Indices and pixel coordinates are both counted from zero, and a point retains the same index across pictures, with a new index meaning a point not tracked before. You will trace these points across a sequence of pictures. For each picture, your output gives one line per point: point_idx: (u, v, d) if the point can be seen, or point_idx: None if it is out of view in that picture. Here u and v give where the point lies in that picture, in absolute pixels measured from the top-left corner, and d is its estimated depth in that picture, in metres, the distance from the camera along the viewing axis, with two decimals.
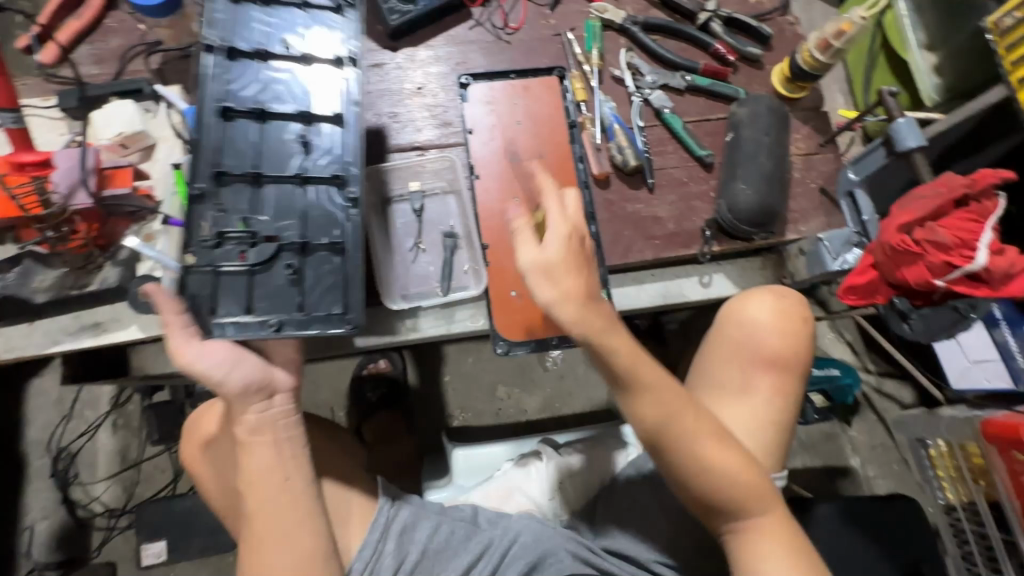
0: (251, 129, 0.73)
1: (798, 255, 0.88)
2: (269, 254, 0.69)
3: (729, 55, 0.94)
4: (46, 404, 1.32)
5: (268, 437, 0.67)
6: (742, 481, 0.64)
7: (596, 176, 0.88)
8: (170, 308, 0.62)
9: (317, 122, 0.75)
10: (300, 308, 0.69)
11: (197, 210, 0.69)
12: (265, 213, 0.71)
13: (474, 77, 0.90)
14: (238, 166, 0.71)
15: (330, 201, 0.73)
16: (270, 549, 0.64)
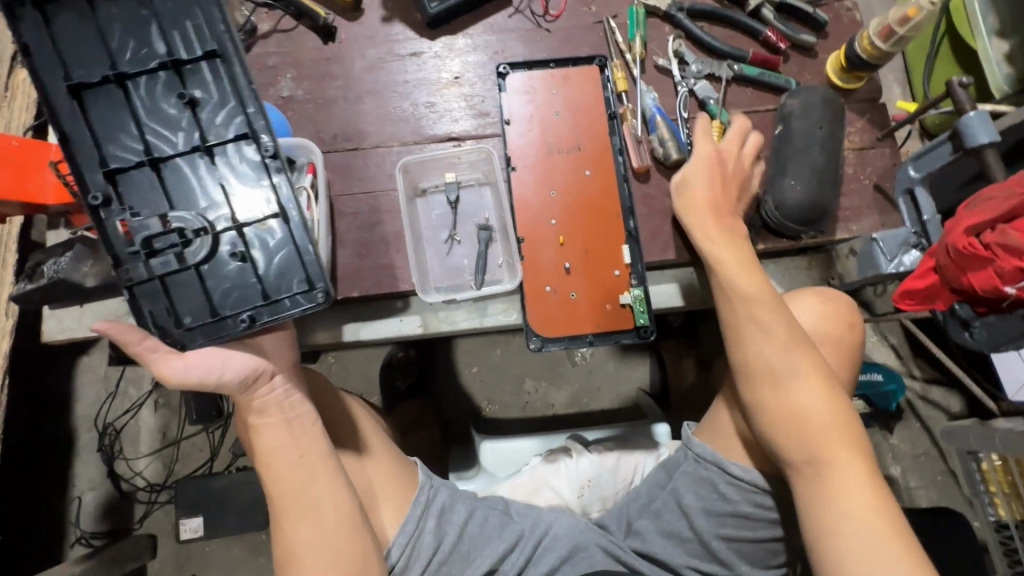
0: (121, 99, 0.61)
1: (849, 255, 0.84)
2: (207, 245, 0.61)
3: (781, 43, 0.90)
4: (92, 381, 1.37)
5: (276, 418, 0.66)
6: (828, 411, 0.66)
7: (636, 169, 0.85)
8: (130, 335, 0.55)
9: (188, 67, 0.62)
10: (261, 294, 0.62)
11: (108, 215, 0.60)
12: (183, 198, 0.62)
13: (512, 66, 0.88)
14: (133, 149, 0.61)
15: (247, 163, 0.63)
16: (303, 523, 0.65)
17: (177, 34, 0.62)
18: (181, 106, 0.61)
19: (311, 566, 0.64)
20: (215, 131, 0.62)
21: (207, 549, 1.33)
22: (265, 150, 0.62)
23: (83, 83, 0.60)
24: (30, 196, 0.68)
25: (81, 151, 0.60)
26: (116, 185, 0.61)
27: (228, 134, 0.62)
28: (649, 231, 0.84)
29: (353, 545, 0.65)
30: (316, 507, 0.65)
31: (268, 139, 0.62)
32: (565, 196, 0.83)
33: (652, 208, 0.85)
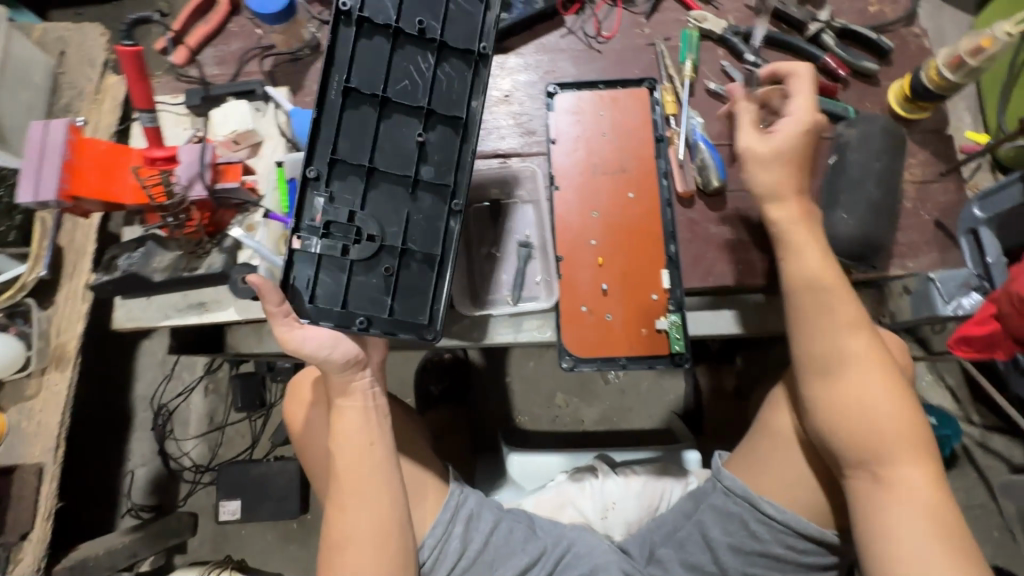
0: (369, 115, 0.70)
1: (902, 293, 0.80)
2: (372, 251, 0.70)
3: (840, 70, 0.87)
4: (151, 364, 1.47)
5: (356, 404, 0.72)
6: (899, 425, 0.64)
7: (680, 193, 0.84)
8: (273, 298, 0.64)
9: (436, 120, 0.72)
10: (389, 311, 0.71)
11: (309, 192, 0.69)
12: (369, 209, 0.71)
13: (562, 86, 0.90)
14: (355, 154, 0.70)
15: (436, 206, 0.73)
16: (351, 511, 0.70)
17: (439, 81, 0.72)
18: (416, 141, 0.71)
19: (354, 551, 0.69)
20: (425, 171, 0.72)
21: (243, 532, 1.40)
22: (451, 204, 0.72)
23: (359, 90, 0.69)
24: (110, 195, 0.74)
25: (312, 138, 0.69)
26: (330, 170, 0.70)
27: (430, 178, 0.72)
28: (690, 256, 0.83)
29: (392, 540, 0.69)
30: (365, 497, 0.70)
31: (460, 199, 0.72)
32: (608, 218, 0.84)
33: (696, 233, 0.84)
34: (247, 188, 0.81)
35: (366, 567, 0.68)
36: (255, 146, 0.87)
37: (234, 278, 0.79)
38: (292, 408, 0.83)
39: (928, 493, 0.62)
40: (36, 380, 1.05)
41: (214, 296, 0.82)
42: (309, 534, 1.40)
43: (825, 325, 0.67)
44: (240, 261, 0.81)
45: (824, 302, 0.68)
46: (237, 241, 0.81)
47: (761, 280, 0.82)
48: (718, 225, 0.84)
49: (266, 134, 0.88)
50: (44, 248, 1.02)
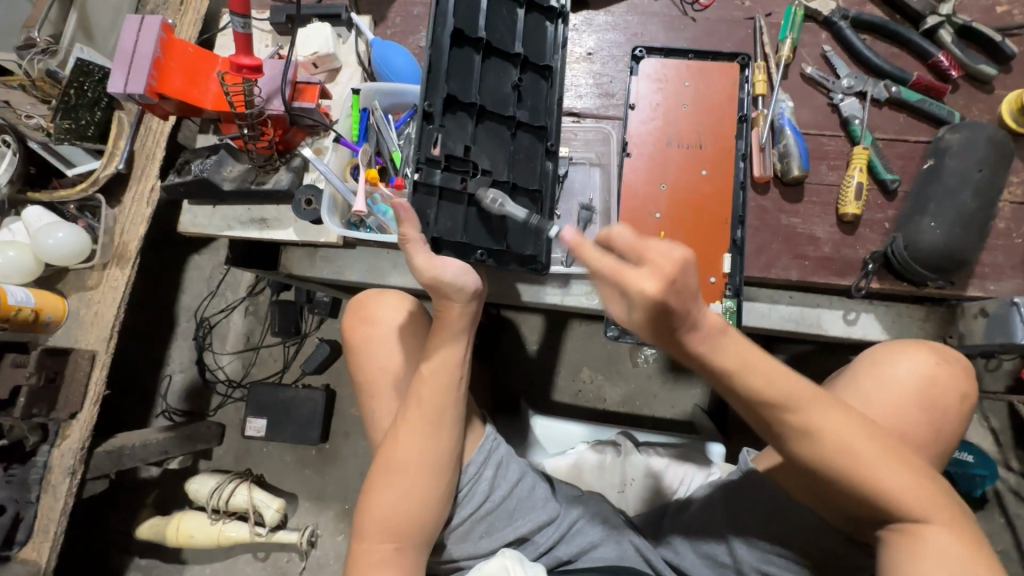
0: (474, 58, 0.74)
1: (977, 316, 0.75)
2: (487, 187, 0.73)
3: (952, 70, 0.81)
4: (199, 277, 1.53)
5: (458, 340, 0.71)
6: (905, 486, 0.58)
7: (755, 178, 0.81)
8: (411, 223, 0.65)
9: (529, 70, 0.78)
10: (503, 242, 0.75)
11: (427, 129, 0.70)
12: (481, 146, 0.74)
13: (648, 51, 0.86)
14: (465, 94, 0.73)
15: (534, 149, 0.77)
16: (417, 436, 0.69)
17: (525, 30, 0.77)
18: (513, 84, 0.76)
19: (409, 475, 0.68)
20: (522, 114, 0.76)
21: (265, 450, 1.46)
22: (547, 145, 0.77)
23: (461, 32, 0.73)
24: (188, 95, 0.76)
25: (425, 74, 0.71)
26: (444, 107, 0.72)
27: (527, 120, 0.77)
28: (755, 245, 0.80)
29: (444, 475, 0.70)
30: (436, 429, 0.70)
31: (554, 141, 0.78)
32: (678, 194, 0.81)
33: (765, 222, 0.81)
34: (321, 111, 0.82)
35: (415, 493, 0.68)
36: (333, 71, 0.88)
37: (298, 198, 0.80)
38: (352, 318, 0.81)
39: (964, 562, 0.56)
40: (98, 273, 1.10)
41: (275, 214, 0.83)
42: (326, 462, 1.45)
43: (807, 433, 0.57)
44: (305, 182, 0.83)
45: (802, 413, 0.57)
46: (306, 161, 0.82)
47: (826, 280, 0.79)
48: (790, 216, 0.81)
49: (344, 61, 0.88)
50: (118, 147, 1.06)
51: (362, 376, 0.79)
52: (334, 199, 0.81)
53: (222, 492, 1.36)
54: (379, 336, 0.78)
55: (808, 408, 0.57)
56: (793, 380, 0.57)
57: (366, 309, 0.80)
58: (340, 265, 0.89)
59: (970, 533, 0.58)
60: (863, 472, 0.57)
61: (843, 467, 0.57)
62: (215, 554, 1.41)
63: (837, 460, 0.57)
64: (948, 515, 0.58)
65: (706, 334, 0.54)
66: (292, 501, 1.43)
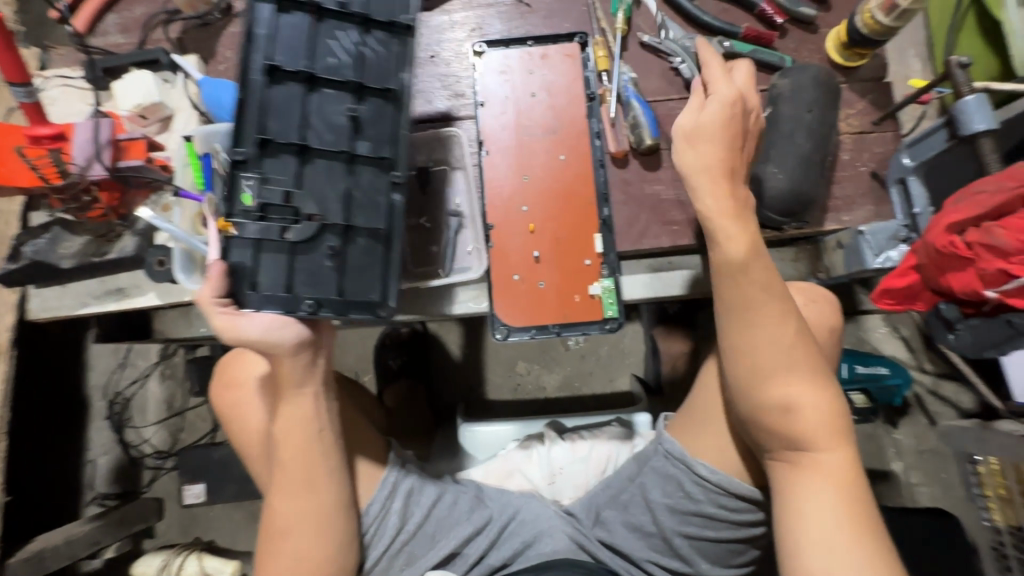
0: (296, 91, 0.69)
1: (836, 248, 0.78)
2: (312, 232, 0.67)
3: (777, 17, 0.84)
4: (105, 352, 1.46)
5: (303, 393, 0.70)
6: (816, 403, 0.65)
7: (613, 154, 0.82)
8: (208, 289, 0.64)
9: (369, 93, 0.70)
10: (339, 292, 0.68)
11: (238, 174, 0.66)
12: (308, 190, 0.69)
13: (489, 44, 0.85)
14: (282, 131, 0.68)
15: (376, 182, 0.70)
16: (292, 500, 0.71)
17: (369, 50, 0.70)
18: (347, 113, 0.69)
19: (296, 536, 0.70)
20: (361, 145, 0.70)
21: (210, 514, 1.40)
22: (392, 176, 0.70)
23: (276, 66, 0.68)
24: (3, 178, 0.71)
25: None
26: (258, 151, 0.67)
27: (369, 151, 0.69)
28: (625, 218, 0.81)
29: (334, 523, 0.71)
30: (308, 487, 0.70)
31: (401, 172, 0.70)
32: (543, 184, 0.81)
33: (630, 195, 0.82)
34: (156, 165, 0.77)
35: (306, 553, 0.70)
36: (166, 120, 0.83)
37: (149, 261, 0.76)
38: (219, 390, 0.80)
39: (835, 479, 0.63)
40: None
41: (131, 282, 0.79)
42: None
43: (754, 326, 0.65)
44: (156, 243, 0.78)
45: (750, 310, 0.65)
46: (150, 223, 0.77)
47: (697, 241, 0.80)
48: (653, 184, 0.82)
49: (175, 107, 0.83)
50: None
51: (242, 441, 0.78)
52: (190, 255, 0.76)
53: (170, 567, 1.30)
54: (243, 401, 0.78)
55: (766, 309, 0.65)
56: (760, 281, 0.65)
57: (231, 373, 0.80)
58: None
59: (856, 470, 0.64)
60: (786, 379, 0.65)
61: (774, 363, 0.65)
62: None
63: (772, 357, 0.65)
64: (843, 447, 0.65)
65: (712, 176, 0.68)
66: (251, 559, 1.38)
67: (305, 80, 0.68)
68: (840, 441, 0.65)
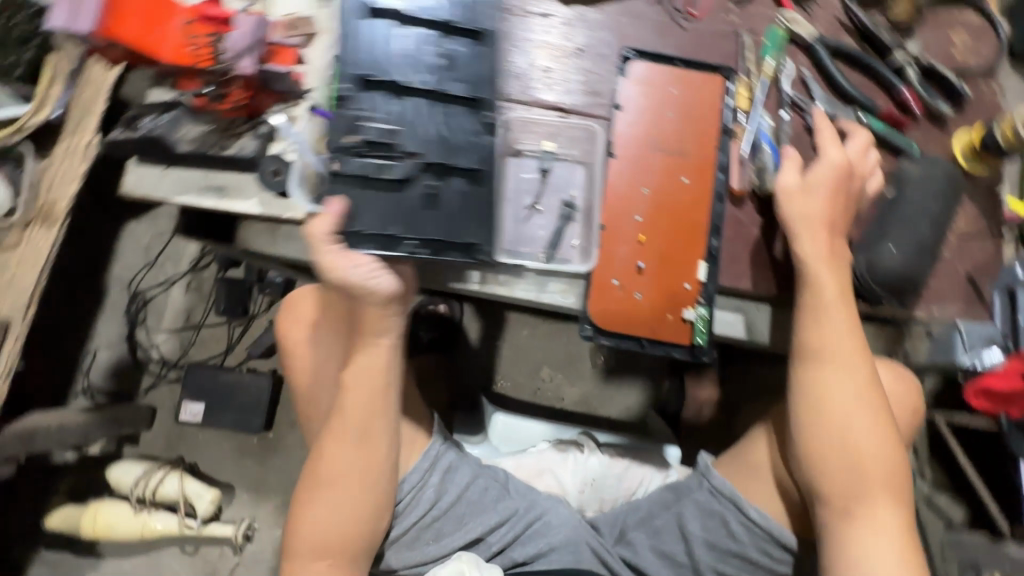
0: (386, 28, 0.72)
1: (923, 337, 0.81)
2: (409, 172, 0.72)
3: (915, 106, 0.86)
4: (135, 248, 1.42)
5: (383, 345, 0.69)
6: (881, 463, 0.67)
7: (732, 190, 0.83)
8: (321, 227, 0.65)
9: (458, 39, 0.74)
10: (444, 235, 0.73)
11: (339, 110, 0.71)
12: (411, 126, 0.73)
13: (638, 53, 0.85)
14: (378, 69, 0.72)
15: (467, 126, 0.74)
16: (343, 451, 0.69)
17: (463, 1, 0.74)
18: (437, 53, 0.73)
19: (340, 488, 0.68)
20: (454, 87, 0.74)
21: (199, 436, 1.36)
22: (484, 120, 0.75)
23: (382, 5, 0.73)
24: (142, 41, 0.69)
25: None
26: (354, 84, 0.71)
27: (462, 92, 0.74)
28: (728, 255, 0.82)
29: (379, 483, 0.70)
30: (366, 441, 0.69)
31: (490, 116, 0.75)
32: (661, 200, 0.81)
33: (739, 234, 0.83)
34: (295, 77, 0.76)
35: (344, 507, 0.69)
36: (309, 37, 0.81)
37: (264, 168, 0.75)
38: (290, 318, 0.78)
39: (890, 540, 0.66)
40: (18, 232, 0.98)
41: (235, 183, 0.77)
42: (268, 453, 1.36)
43: (826, 379, 0.69)
44: (270, 152, 0.76)
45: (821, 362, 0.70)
46: (273, 130, 0.76)
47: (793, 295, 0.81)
48: (762, 230, 0.83)
49: (322, 26, 0.80)
50: (53, 94, 0.95)
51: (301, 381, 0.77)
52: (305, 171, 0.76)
53: (148, 480, 1.26)
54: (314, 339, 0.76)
55: (839, 364, 0.69)
56: (837, 336, 0.70)
57: (296, 305, 0.80)
58: (305, 244, 0.82)
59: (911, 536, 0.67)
60: (853, 436, 0.68)
61: (841, 416, 0.68)
62: (137, 547, 1.31)
63: (838, 410, 0.68)
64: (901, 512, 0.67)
65: (817, 234, 0.73)
66: (228, 492, 1.34)
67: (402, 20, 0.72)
68: (898, 504, 0.67)
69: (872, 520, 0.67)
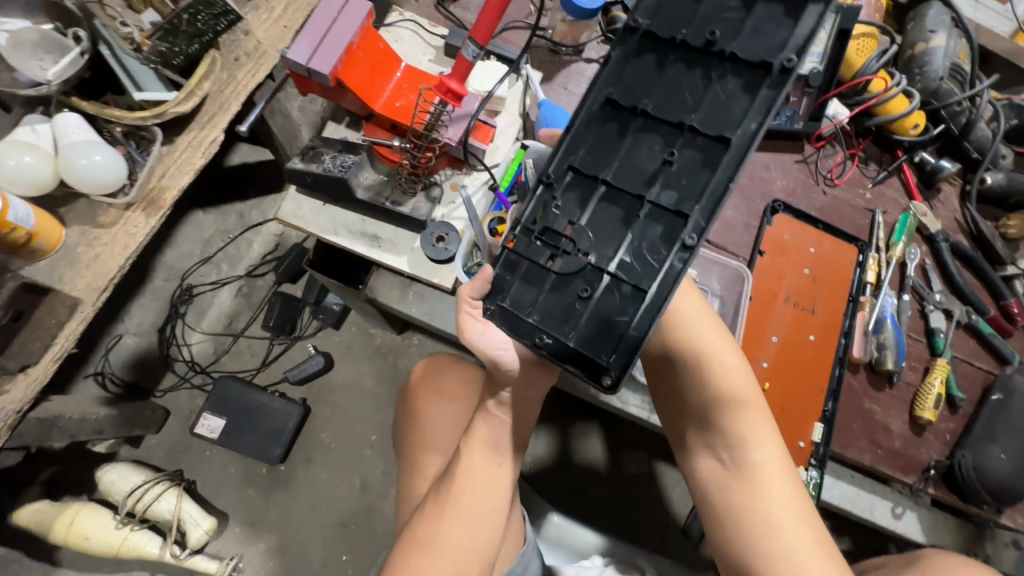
0: (619, 119, 0.55)
1: (1009, 544, 0.83)
2: (573, 270, 0.53)
3: (1020, 318, 0.92)
4: (195, 239, 1.37)
5: (504, 416, 0.68)
6: None
7: (852, 357, 0.85)
8: (467, 289, 0.58)
9: (697, 133, 0.52)
10: (576, 346, 0.52)
11: (530, 196, 0.55)
12: (599, 227, 0.53)
13: (785, 206, 0.92)
14: (592, 164, 0.55)
15: (657, 242, 0.51)
16: (450, 524, 0.64)
17: (717, 93, 0.52)
18: (664, 157, 0.52)
19: (439, 568, 0.61)
20: (664, 195, 0.51)
21: (207, 453, 1.25)
22: (684, 238, 0.50)
23: (616, 102, 0.55)
24: (365, 91, 0.69)
25: (653, 21, 0.55)
26: (564, 178, 0.55)
27: (670, 202, 0.51)
28: (840, 419, 0.84)
29: (477, 571, 0.62)
30: (472, 516, 0.64)
31: (694, 235, 0.49)
32: (789, 355, 0.84)
33: (851, 400, 0.85)
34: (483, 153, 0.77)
35: None
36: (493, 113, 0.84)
37: (428, 231, 0.74)
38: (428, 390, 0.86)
39: None
40: (118, 212, 0.92)
41: (392, 236, 0.76)
42: (275, 487, 1.26)
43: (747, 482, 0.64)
44: (436, 216, 0.76)
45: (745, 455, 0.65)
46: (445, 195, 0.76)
47: (893, 473, 0.83)
48: (872, 402, 0.85)
49: (508, 107, 0.84)
50: (201, 89, 0.93)
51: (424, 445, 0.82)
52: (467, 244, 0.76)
53: (144, 493, 1.14)
54: (444, 411, 0.84)
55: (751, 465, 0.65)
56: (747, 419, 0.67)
57: (442, 385, 0.86)
58: (432, 308, 0.80)
59: None
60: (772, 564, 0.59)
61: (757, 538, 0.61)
62: (102, 564, 1.17)
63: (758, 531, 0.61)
64: None
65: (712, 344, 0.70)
66: (221, 522, 1.23)
67: (632, 120, 0.53)
68: None
69: (758, 472, 0.64)
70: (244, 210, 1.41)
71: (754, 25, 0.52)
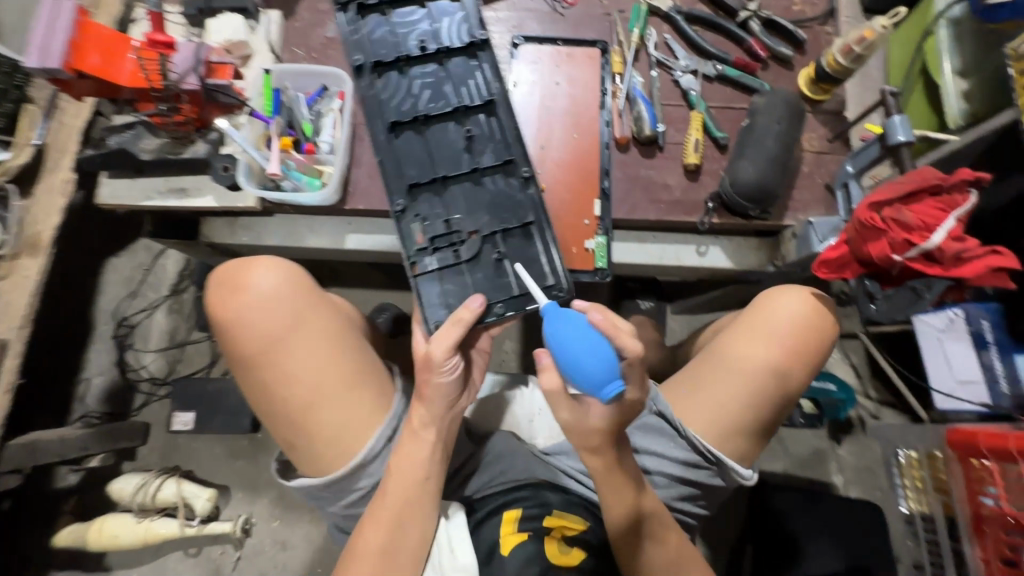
0: (416, 137, 0.89)
1: (791, 239, 0.94)
2: (477, 246, 0.85)
3: (761, 52, 1.03)
4: (117, 280, 1.54)
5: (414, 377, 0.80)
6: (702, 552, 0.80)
7: (617, 139, 0.98)
8: (443, 341, 0.76)
9: (472, 115, 0.90)
10: (517, 287, 0.84)
11: (406, 223, 0.85)
12: (462, 212, 0.87)
13: (526, 40, 1.02)
14: (424, 175, 0.88)
15: (508, 185, 0.88)
16: (339, 401, 0.82)
17: (456, 85, 0.91)
18: (464, 135, 0.89)
19: (347, 433, 0.82)
20: (485, 159, 0.88)
21: (193, 444, 1.45)
22: (521, 174, 0.87)
23: (397, 121, 0.88)
24: (105, 72, 0.83)
25: (362, 43, 0.89)
26: (411, 198, 0.87)
27: (493, 161, 0.88)
28: (620, 193, 0.96)
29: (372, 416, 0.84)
30: (350, 386, 0.83)
31: (524, 168, 0.88)
32: (559, 157, 0.97)
33: (627, 174, 0.97)
34: (236, 91, 0.91)
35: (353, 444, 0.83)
36: (246, 57, 0.97)
37: (216, 166, 0.88)
38: (226, 296, 0.83)
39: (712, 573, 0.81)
40: (8, 263, 1.09)
41: (194, 184, 0.91)
42: (258, 451, 1.45)
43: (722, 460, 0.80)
44: (223, 153, 0.90)
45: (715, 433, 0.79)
46: (221, 135, 0.91)
47: (678, 218, 0.95)
48: (647, 169, 0.98)
49: (256, 49, 0.97)
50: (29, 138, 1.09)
51: (251, 348, 0.81)
52: (250, 166, 0.90)
53: (147, 488, 1.35)
54: (257, 307, 0.82)
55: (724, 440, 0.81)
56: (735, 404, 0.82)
57: (238, 279, 0.83)
58: (259, 232, 0.97)
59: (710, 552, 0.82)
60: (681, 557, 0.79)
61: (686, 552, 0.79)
62: (142, 555, 1.39)
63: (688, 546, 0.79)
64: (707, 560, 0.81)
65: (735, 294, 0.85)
66: (225, 492, 1.42)
67: (421, 124, 0.89)
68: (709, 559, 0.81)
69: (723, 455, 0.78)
70: (149, 242, 1.57)
71: (454, 77, 0.91)
